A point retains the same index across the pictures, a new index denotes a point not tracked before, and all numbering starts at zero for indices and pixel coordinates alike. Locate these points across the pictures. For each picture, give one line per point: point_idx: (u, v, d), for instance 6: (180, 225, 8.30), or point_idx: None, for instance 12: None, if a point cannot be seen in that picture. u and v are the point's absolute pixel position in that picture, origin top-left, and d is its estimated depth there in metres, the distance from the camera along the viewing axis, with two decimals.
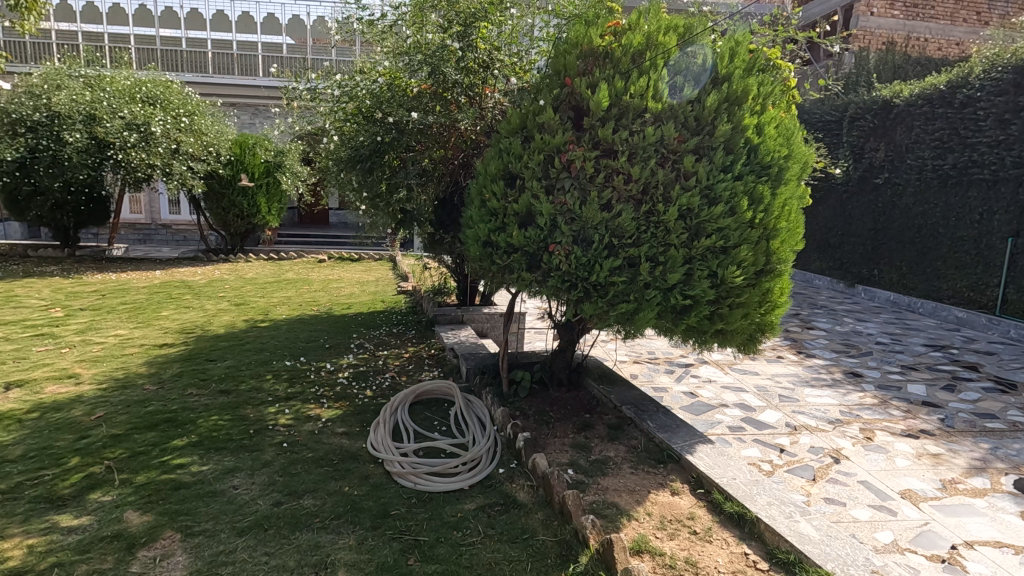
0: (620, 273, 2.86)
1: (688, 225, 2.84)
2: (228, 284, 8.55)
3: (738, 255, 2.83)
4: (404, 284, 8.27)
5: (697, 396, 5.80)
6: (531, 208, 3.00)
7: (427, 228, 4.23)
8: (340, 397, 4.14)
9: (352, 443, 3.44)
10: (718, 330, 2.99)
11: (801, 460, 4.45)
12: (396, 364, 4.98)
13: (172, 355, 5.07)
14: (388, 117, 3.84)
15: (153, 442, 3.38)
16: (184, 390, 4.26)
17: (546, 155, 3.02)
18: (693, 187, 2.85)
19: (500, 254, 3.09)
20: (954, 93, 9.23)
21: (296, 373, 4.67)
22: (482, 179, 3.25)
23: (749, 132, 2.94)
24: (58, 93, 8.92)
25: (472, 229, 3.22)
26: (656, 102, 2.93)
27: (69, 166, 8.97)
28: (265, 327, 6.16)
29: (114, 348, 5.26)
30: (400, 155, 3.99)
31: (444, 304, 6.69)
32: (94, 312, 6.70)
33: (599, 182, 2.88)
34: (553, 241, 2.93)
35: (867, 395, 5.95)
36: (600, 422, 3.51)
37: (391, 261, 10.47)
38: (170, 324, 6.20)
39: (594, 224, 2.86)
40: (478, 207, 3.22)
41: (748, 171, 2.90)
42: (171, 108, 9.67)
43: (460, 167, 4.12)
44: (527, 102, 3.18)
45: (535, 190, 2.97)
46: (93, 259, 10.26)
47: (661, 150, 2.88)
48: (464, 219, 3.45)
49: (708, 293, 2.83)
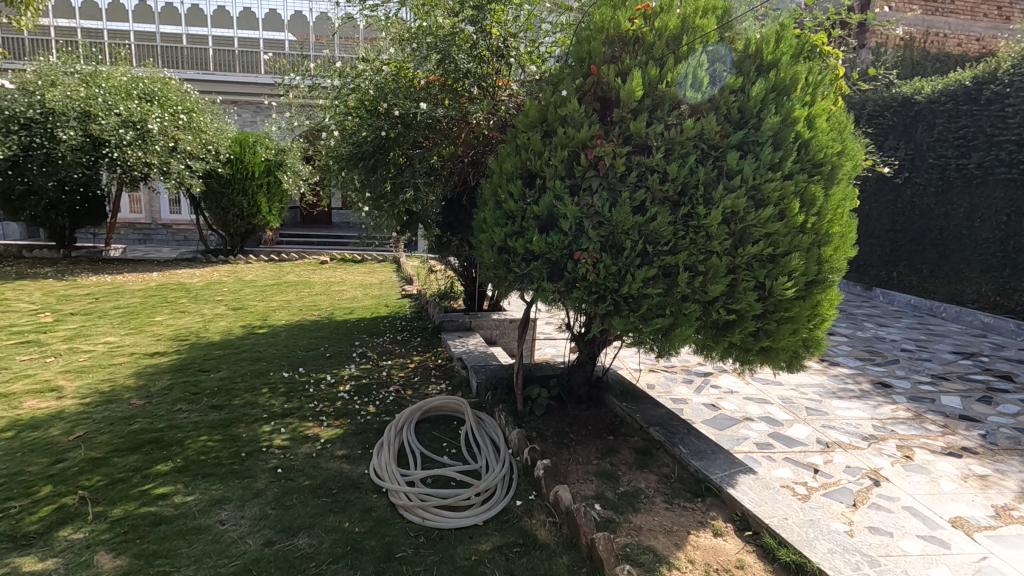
0: (655, 284, 2.54)
1: (732, 230, 2.51)
2: (226, 287, 8.26)
3: (789, 264, 2.50)
4: (408, 287, 7.95)
5: (719, 408, 5.47)
6: (553, 211, 2.68)
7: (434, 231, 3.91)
8: (340, 414, 3.83)
9: (352, 469, 3.13)
10: (763, 348, 2.67)
11: (838, 482, 4.12)
12: (400, 376, 4.67)
13: (162, 365, 4.76)
14: (393, 109, 3.52)
15: (134, 467, 3.07)
16: (173, 405, 3.95)
17: (571, 151, 2.69)
18: (738, 188, 2.52)
19: (518, 261, 2.77)
20: (980, 89, 8.86)
21: (294, 386, 4.36)
22: (497, 179, 2.94)
23: (799, 125, 2.61)
24: (52, 89, 8.64)
25: (486, 234, 2.91)
26: (694, 92, 2.60)
27: (63, 165, 8.70)
28: (263, 333, 5.85)
29: (102, 357, 4.96)
30: (405, 152, 3.68)
31: (450, 310, 6.37)
32: (85, 316, 6.41)
33: (631, 182, 2.56)
34: (578, 248, 2.60)
35: (900, 408, 5.60)
36: (626, 446, 3.19)
37: (394, 262, 10.15)
38: (163, 330, 5.90)
39: (625, 229, 2.54)
40: (493, 209, 2.90)
41: (799, 169, 2.57)
42: (169, 105, 9.38)
43: (470, 165, 3.83)
44: (548, 92, 2.86)
45: (558, 190, 2.66)
46: (89, 260, 9.99)
47: (702, 145, 2.56)
48: (476, 222, 3.13)
49: (754, 306, 2.50)
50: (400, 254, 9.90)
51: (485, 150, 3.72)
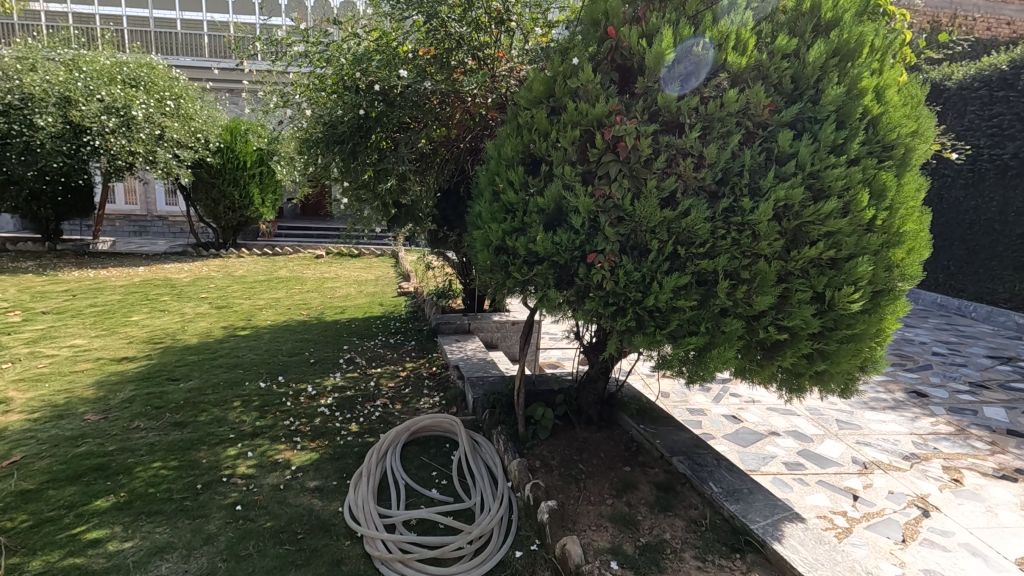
0: (687, 295, 2.05)
1: (783, 228, 2.02)
2: (213, 283, 7.82)
3: (855, 270, 2.01)
4: (405, 284, 7.48)
5: (741, 421, 4.98)
6: (563, 204, 2.21)
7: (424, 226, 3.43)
8: (317, 435, 3.37)
9: (325, 506, 2.67)
10: (817, 372, 2.17)
11: (882, 512, 3.63)
12: (389, 387, 4.20)
13: (128, 374, 4.31)
14: (374, 84, 3.03)
15: (68, 503, 2.62)
16: (131, 422, 3.50)
17: (584, 132, 2.22)
18: (793, 175, 2.02)
19: (519, 264, 2.30)
20: (1017, 74, 8.25)
21: (270, 400, 3.90)
22: (495, 165, 2.46)
23: (867, 98, 2.10)
24: (31, 74, 8.20)
25: (481, 231, 2.43)
26: (738, 55, 2.09)
27: (43, 153, 8.25)
28: (245, 336, 5.39)
29: (64, 362, 4.52)
30: (390, 135, 3.21)
31: (448, 310, 5.91)
32: (58, 316, 5.99)
33: (659, 167, 2.06)
34: (593, 249, 2.12)
35: (940, 422, 5.09)
36: (645, 480, 2.73)
37: (393, 257, 9.67)
38: (137, 331, 5.46)
39: (651, 226, 2.05)
40: (490, 201, 2.42)
41: (867, 152, 2.07)
42: (155, 91, 8.93)
43: (465, 150, 3.41)
44: (556, 60, 2.37)
45: (569, 177, 2.18)
46: (74, 254, 9.57)
47: (747, 122, 2.06)
48: (470, 216, 2.66)
49: (811, 323, 2.00)
50: (398, 249, 9.42)
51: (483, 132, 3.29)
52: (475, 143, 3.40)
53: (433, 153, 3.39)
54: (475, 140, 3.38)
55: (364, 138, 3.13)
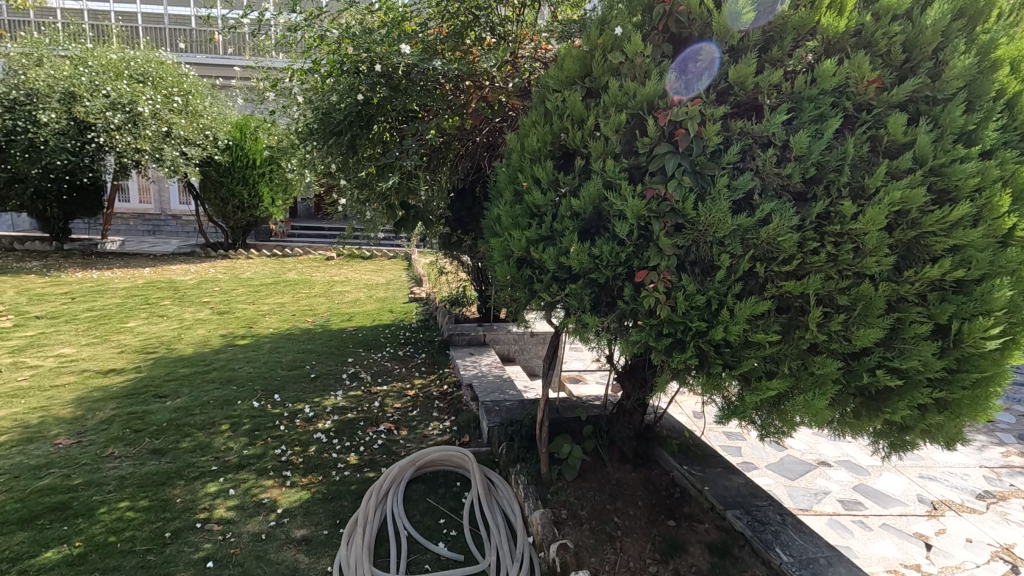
0: (766, 326, 1.58)
1: (896, 240, 1.54)
2: (218, 286, 7.49)
3: (993, 296, 1.51)
4: (417, 289, 7.08)
5: (786, 448, 4.46)
6: (603, 207, 1.76)
7: (433, 229, 2.99)
8: (310, 469, 2.95)
9: (311, 564, 2.25)
10: (932, 425, 1.68)
11: (963, 567, 3.10)
12: (395, 409, 3.78)
13: (112, 389, 3.95)
14: (374, 65, 2.60)
15: (12, 556, 2.23)
16: (104, 449, 3.12)
17: (631, 118, 1.78)
18: (909, 172, 1.54)
19: (546, 281, 1.86)
20: None
21: (262, 423, 3.50)
22: (518, 158, 2.03)
23: (1004, 71, 1.61)
24: (36, 69, 7.96)
25: (500, 238, 2.00)
26: (835, 17, 1.62)
27: (47, 150, 8.00)
28: (243, 345, 5.02)
29: (46, 375, 4.18)
30: (395, 125, 2.80)
31: (462, 320, 5.48)
32: (51, 320, 5.68)
33: (730, 161, 1.60)
34: (643, 265, 1.67)
35: (1013, 453, 4.51)
36: (694, 540, 2.26)
37: (406, 259, 9.29)
38: (130, 339, 5.11)
39: (720, 237, 1.59)
40: (512, 204, 1.98)
41: (1006, 141, 1.58)
42: (163, 86, 8.64)
43: (481, 145, 3.06)
44: (593, 31, 1.93)
45: (612, 174, 1.73)
46: (81, 255, 9.33)
47: (847, 103, 1.59)
48: (488, 218, 2.23)
49: (934, 366, 1.51)
50: (411, 251, 9.03)
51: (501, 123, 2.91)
52: (492, 135, 3.01)
53: (445, 146, 3.03)
54: (491, 134, 3.01)
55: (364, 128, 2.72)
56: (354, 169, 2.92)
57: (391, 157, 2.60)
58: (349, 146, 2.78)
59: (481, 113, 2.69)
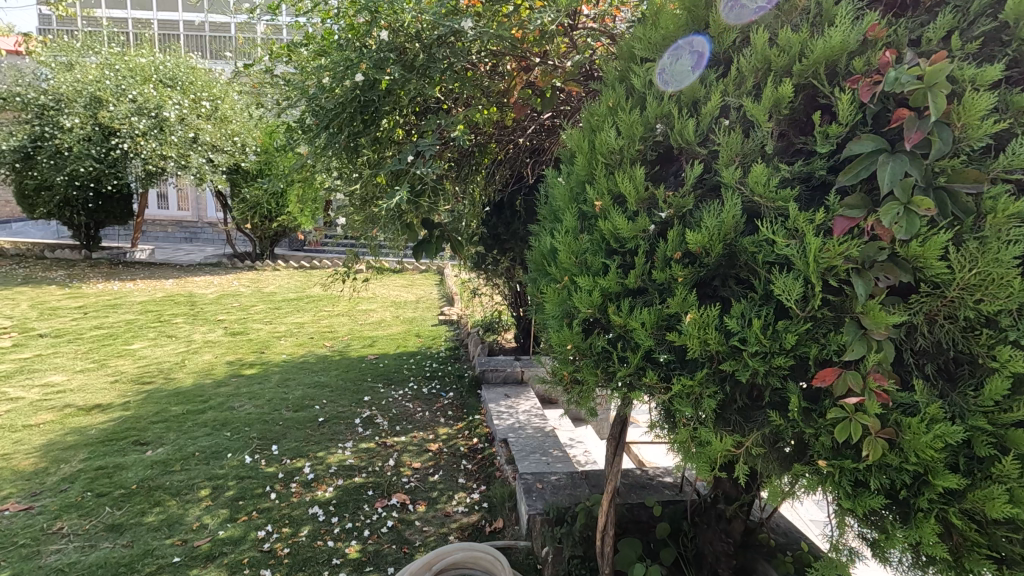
0: None
1: None
2: (239, 301, 7.00)
3: None
4: (448, 309, 6.41)
5: None
6: (745, 245, 1.02)
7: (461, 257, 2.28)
8: (295, 566, 2.27)
9: None
10: None
11: None
12: (413, 471, 3.09)
13: (90, 433, 3.39)
14: (379, 35, 1.89)
15: None
16: (52, 522, 2.53)
17: (793, 94, 1.04)
18: None
19: (636, 361, 1.15)
20: None
21: (250, 488, 2.85)
22: (586, 160, 1.32)
23: None
24: (65, 74, 7.74)
25: (557, 285, 1.29)
26: None
27: (72, 157, 7.75)
28: (249, 376, 4.43)
29: (23, 410, 3.67)
30: (410, 121, 2.11)
31: (496, 351, 4.77)
32: (55, 339, 5.26)
33: (1013, 167, 0.84)
34: (828, 355, 0.92)
35: None
36: None
37: (438, 273, 8.64)
38: (129, 365, 4.60)
39: (997, 313, 0.82)
40: (576, 235, 1.27)
41: None
42: (192, 91, 8.29)
43: (523, 148, 2.57)
44: None
45: (762, 192, 0.99)
46: (108, 264, 9.08)
47: None
48: (536, 250, 1.53)
49: None
50: (444, 264, 8.39)
51: (551, 120, 2.40)
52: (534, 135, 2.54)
53: (481, 152, 2.48)
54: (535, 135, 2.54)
55: (371, 125, 2.02)
56: (357, 182, 2.21)
57: (401, 162, 1.89)
58: (348, 150, 2.07)
59: (533, 106, 2.12)
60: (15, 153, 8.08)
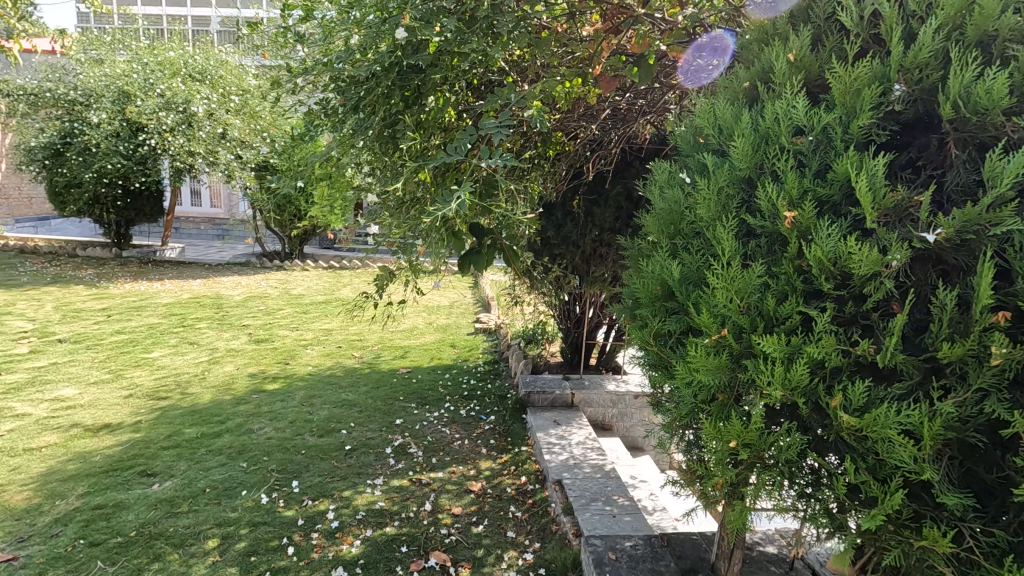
0: None
1: None
2: (266, 304, 6.67)
3: None
4: (485, 316, 5.94)
5: None
6: None
7: (518, 269, 1.78)
8: None
9: None
10: None
11: None
12: (452, 521, 2.62)
13: (93, 460, 3.04)
14: None
15: None
16: None
17: None
18: None
19: (897, 481, 0.91)
20: None
21: (263, 539, 2.42)
22: (766, 168, 1.06)
23: None
24: (96, 69, 7.57)
25: (718, 347, 1.04)
26: None
27: (100, 154, 7.55)
28: (272, 392, 4.05)
29: (27, 430, 3.34)
30: (464, 100, 1.69)
31: (541, 368, 4.28)
32: (74, 345, 4.99)
33: None
34: None
35: None
36: None
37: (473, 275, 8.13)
38: (145, 377, 4.27)
39: None
40: (794, 263, 1.00)
41: None
42: (221, 84, 7.99)
43: (588, 139, 2.25)
44: None
45: None
46: (137, 263, 8.90)
47: None
48: (654, 281, 1.16)
49: None
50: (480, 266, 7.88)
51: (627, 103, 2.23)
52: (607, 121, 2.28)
53: (548, 138, 2.17)
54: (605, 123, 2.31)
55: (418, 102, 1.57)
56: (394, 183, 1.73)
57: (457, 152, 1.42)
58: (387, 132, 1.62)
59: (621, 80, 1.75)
60: (46, 149, 7.95)
